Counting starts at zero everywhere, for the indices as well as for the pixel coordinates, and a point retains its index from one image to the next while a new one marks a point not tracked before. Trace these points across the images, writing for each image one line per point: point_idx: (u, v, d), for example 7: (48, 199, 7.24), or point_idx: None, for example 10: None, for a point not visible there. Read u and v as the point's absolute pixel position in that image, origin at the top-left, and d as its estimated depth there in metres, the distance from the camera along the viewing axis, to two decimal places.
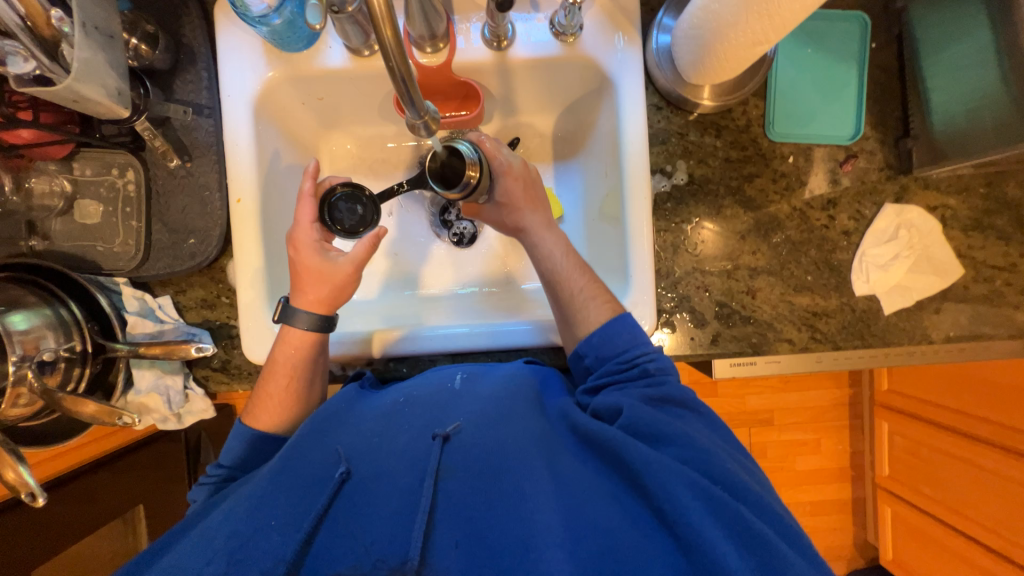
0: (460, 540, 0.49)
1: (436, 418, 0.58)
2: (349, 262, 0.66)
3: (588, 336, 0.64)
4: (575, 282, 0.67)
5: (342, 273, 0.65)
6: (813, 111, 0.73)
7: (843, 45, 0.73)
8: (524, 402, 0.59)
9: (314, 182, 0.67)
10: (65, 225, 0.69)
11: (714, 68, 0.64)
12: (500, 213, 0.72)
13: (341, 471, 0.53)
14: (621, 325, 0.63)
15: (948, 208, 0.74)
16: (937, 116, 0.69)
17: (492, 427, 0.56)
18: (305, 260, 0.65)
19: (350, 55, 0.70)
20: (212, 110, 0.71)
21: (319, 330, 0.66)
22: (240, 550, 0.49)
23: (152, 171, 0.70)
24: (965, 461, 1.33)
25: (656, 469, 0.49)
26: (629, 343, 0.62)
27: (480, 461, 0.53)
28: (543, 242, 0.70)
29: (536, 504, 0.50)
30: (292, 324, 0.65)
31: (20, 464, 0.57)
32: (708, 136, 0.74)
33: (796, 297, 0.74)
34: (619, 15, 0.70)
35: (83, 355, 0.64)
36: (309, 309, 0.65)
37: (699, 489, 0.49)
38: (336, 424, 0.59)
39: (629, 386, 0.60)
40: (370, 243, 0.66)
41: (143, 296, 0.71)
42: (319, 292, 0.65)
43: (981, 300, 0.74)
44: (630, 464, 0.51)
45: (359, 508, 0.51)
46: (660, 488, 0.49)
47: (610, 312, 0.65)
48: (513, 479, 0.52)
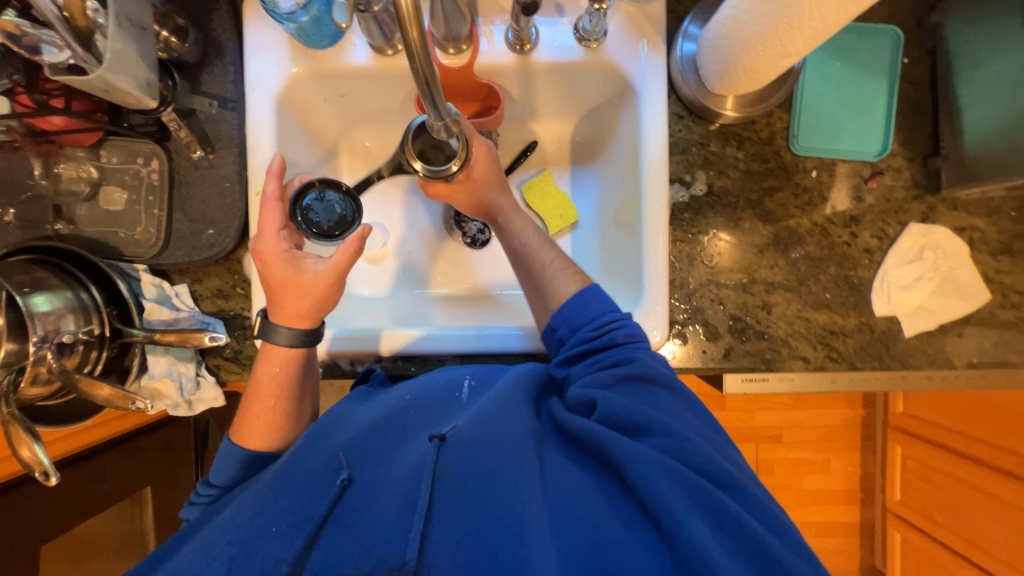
0: (456, 542, 0.48)
1: (435, 423, 0.58)
2: (325, 270, 0.61)
3: (559, 308, 0.64)
4: (545, 256, 0.68)
5: (317, 283, 0.61)
6: (839, 125, 0.72)
7: (872, 59, 0.72)
8: (519, 399, 0.58)
9: (278, 183, 0.64)
10: (90, 211, 0.71)
11: (739, 78, 0.63)
12: (473, 193, 0.70)
13: (341, 479, 0.53)
14: (590, 295, 0.63)
15: (977, 230, 0.72)
16: (969, 136, 0.67)
17: (488, 423, 0.55)
18: (276, 273, 0.61)
19: (373, 53, 0.70)
20: (236, 103, 0.72)
21: (303, 343, 0.64)
22: (241, 552, 0.49)
23: (176, 161, 0.72)
24: (983, 492, 1.28)
25: (635, 460, 0.49)
26: (600, 312, 0.62)
27: (474, 461, 0.52)
28: (516, 224, 0.71)
29: (526, 498, 0.49)
30: (274, 341, 0.63)
31: (36, 443, 0.58)
32: (729, 147, 0.73)
33: (814, 315, 0.72)
34: (644, 22, 0.70)
35: (101, 338, 0.66)
36: (290, 323, 0.63)
37: (676, 474, 0.49)
38: (334, 429, 0.59)
39: (598, 358, 0.60)
40: (348, 252, 0.61)
41: (161, 283, 0.72)
42: (296, 306, 0.62)
43: (1007, 327, 0.71)
44: (611, 456, 0.51)
45: (359, 514, 0.51)
46: (639, 479, 0.49)
47: (580, 284, 0.66)
48: (506, 476, 0.51)
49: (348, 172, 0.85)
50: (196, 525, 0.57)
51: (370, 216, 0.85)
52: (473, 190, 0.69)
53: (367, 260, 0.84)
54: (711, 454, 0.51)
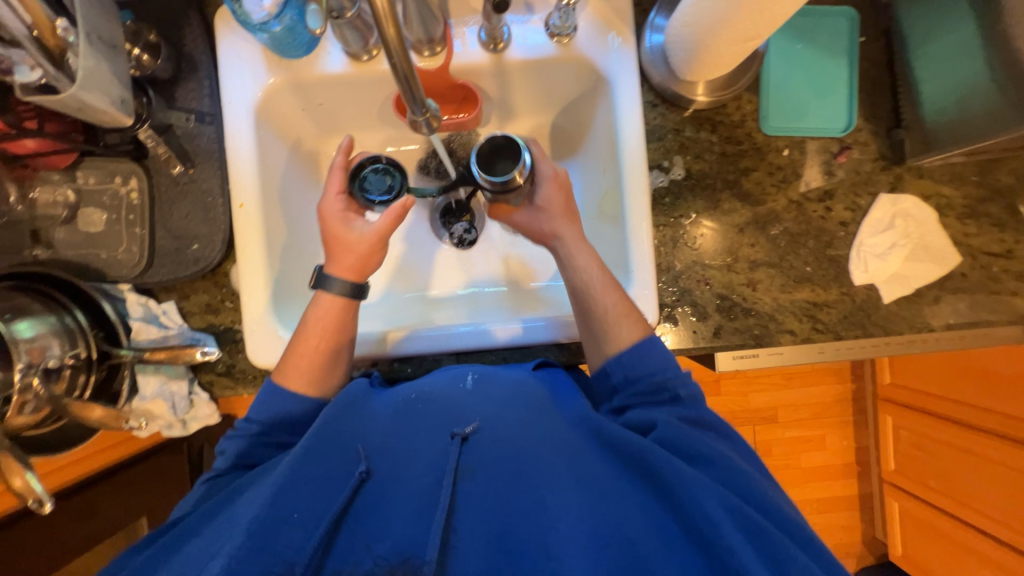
0: (480, 545, 0.49)
1: (457, 416, 0.57)
2: (372, 231, 0.66)
3: (618, 354, 0.63)
4: (608, 297, 0.65)
5: (364, 241, 0.66)
6: (805, 105, 0.74)
7: (830, 40, 0.75)
8: (547, 410, 0.59)
9: (345, 157, 0.70)
10: (68, 234, 0.70)
11: (707, 64, 0.65)
12: (536, 218, 0.72)
13: (361, 471, 0.52)
14: (652, 345, 0.63)
15: (943, 197, 0.75)
16: (927, 107, 0.70)
17: (520, 428, 0.56)
18: (334, 231, 0.67)
19: (349, 60, 0.71)
20: (213, 117, 0.72)
21: (352, 296, 0.67)
22: (260, 543, 0.46)
23: (155, 179, 0.71)
24: (974, 454, 1.32)
25: (691, 484, 0.49)
26: (661, 366, 0.61)
27: (500, 461, 0.53)
28: (576, 255, 0.68)
29: (556, 513, 0.49)
30: (326, 289, 0.66)
31: (28, 471, 0.57)
32: (703, 132, 0.75)
33: (796, 290, 0.74)
34: (612, 15, 0.72)
35: (88, 362, 0.65)
36: (341, 276, 0.67)
37: (738, 512, 0.48)
38: (357, 423, 0.56)
39: (658, 408, 0.59)
40: (392, 215, 0.66)
41: (147, 301, 0.72)
42: (347, 260, 0.67)
43: (979, 287, 0.74)
44: (664, 478, 0.51)
45: (379, 510, 0.51)
46: (693, 504, 0.48)
47: (640, 331, 0.64)
48: (536, 483, 0.52)
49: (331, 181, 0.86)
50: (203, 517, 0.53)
51: None
52: (536, 217, 0.71)
53: None
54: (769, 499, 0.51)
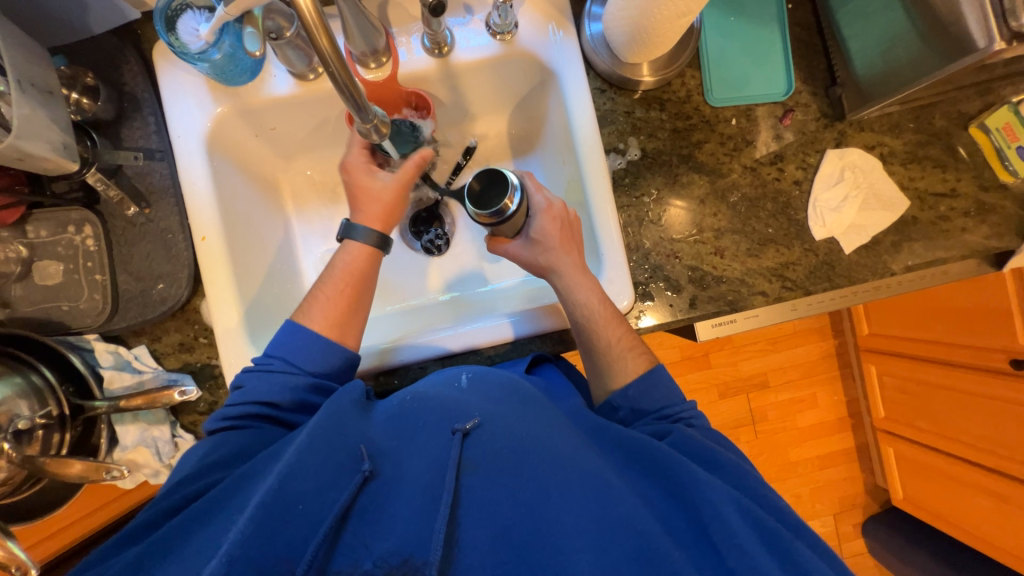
0: (486, 540, 0.48)
1: (457, 410, 0.55)
2: (394, 181, 0.69)
3: (624, 388, 0.65)
4: (612, 332, 0.67)
5: (389, 189, 0.69)
6: (746, 74, 0.77)
7: (761, 9, 0.77)
8: (552, 411, 0.59)
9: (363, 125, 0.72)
10: (25, 290, 0.67)
11: (646, 45, 0.67)
12: (534, 251, 0.70)
13: (365, 470, 0.51)
14: (657, 376, 0.65)
15: (886, 146, 0.78)
16: (858, 62, 0.73)
17: (524, 421, 0.55)
18: (359, 181, 0.69)
19: (296, 80, 0.71)
20: (164, 153, 0.71)
21: (379, 245, 0.70)
22: (265, 529, 0.44)
23: (110, 223, 0.69)
24: (955, 390, 1.38)
25: (703, 484, 0.51)
26: (666, 399, 0.64)
27: (504, 454, 0.51)
28: (577, 286, 0.68)
29: (561, 506, 0.48)
30: (352, 237, 0.69)
31: (8, 539, 0.56)
32: (653, 111, 0.77)
33: (763, 252, 0.77)
34: (550, 8, 0.73)
35: (61, 419, 0.63)
36: (368, 225, 0.69)
37: (749, 513, 0.50)
38: (357, 428, 0.55)
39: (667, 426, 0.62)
40: (411, 167, 0.70)
41: (116, 348, 0.70)
42: (374, 209, 0.69)
43: (930, 227, 0.78)
44: (677, 478, 0.52)
45: (384, 511, 0.49)
46: (705, 503, 0.50)
47: (646, 363, 0.67)
48: (542, 478, 0.50)
49: (294, 204, 0.85)
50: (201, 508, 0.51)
51: (325, 243, 0.85)
52: (536, 253, 0.70)
53: None
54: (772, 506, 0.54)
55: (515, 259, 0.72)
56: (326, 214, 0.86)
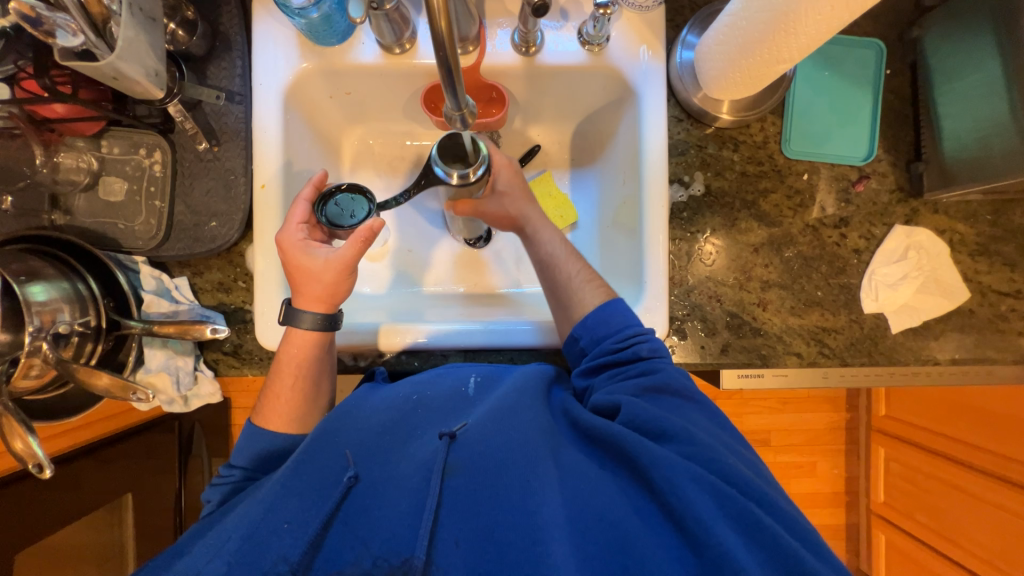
0: (463, 538, 0.45)
1: (446, 421, 0.55)
2: (335, 260, 0.61)
3: (583, 318, 0.62)
4: (570, 267, 0.67)
5: (328, 270, 0.61)
6: (828, 131, 0.75)
7: (857, 70, 0.75)
8: (532, 396, 0.55)
9: (315, 188, 0.65)
10: (88, 201, 0.70)
11: (735, 82, 0.66)
12: (501, 203, 0.70)
13: (349, 478, 0.49)
14: (613, 308, 0.61)
15: (957, 233, 0.76)
16: (948, 142, 0.70)
17: (500, 421, 0.52)
18: (294, 260, 0.62)
19: (382, 52, 0.72)
20: (243, 97, 0.72)
21: (324, 329, 0.64)
22: (252, 548, 0.45)
23: (179, 154, 0.71)
24: (963, 491, 1.33)
25: (662, 464, 0.47)
26: (624, 324, 0.60)
27: (484, 456, 0.50)
28: (541, 233, 0.70)
29: (538, 498, 0.46)
30: (296, 325, 0.63)
31: (29, 435, 0.58)
32: (726, 150, 0.76)
33: (806, 313, 0.75)
34: (645, 28, 0.73)
35: (97, 330, 0.65)
36: (311, 308, 0.63)
37: (704, 483, 0.46)
38: (344, 420, 0.54)
39: (623, 371, 0.58)
40: (357, 243, 0.60)
41: (160, 275, 0.71)
42: (313, 290, 0.62)
43: (985, 324, 0.75)
44: (635, 458, 0.48)
45: (369, 513, 0.48)
46: (666, 484, 0.46)
47: (605, 295, 0.64)
48: (519, 473, 0.48)
49: (349, 170, 0.87)
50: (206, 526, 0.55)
51: None
52: (498, 202, 0.70)
53: (368, 257, 0.84)
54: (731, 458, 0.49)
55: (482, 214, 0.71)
56: (379, 184, 0.88)
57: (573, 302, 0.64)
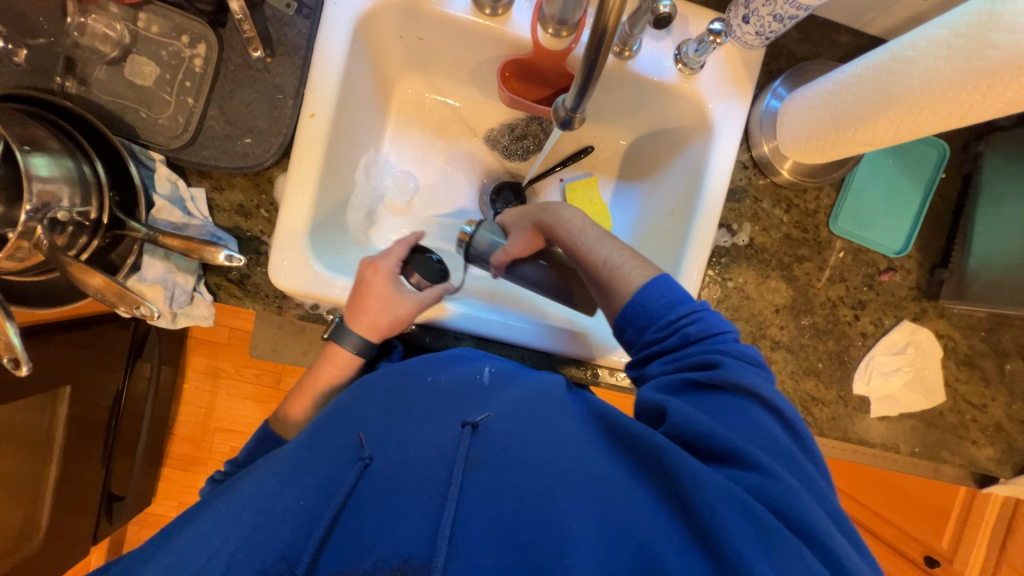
0: (483, 536, 0.43)
1: (466, 409, 0.54)
2: (412, 298, 0.66)
3: (622, 308, 0.60)
4: (601, 251, 0.63)
5: (403, 306, 0.65)
6: (874, 217, 0.77)
7: (918, 166, 0.78)
8: (554, 403, 0.55)
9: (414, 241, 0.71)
10: (109, 76, 0.62)
11: (814, 146, 0.65)
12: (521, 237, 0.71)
13: (364, 457, 0.49)
14: (654, 287, 0.58)
15: (951, 340, 0.81)
16: (975, 258, 0.74)
17: (522, 420, 0.52)
18: (374, 285, 0.65)
19: (472, 7, 0.67)
20: (312, 12, 0.66)
21: (364, 354, 0.67)
22: (258, 532, 0.43)
23: (226, 53, 0.64)
24: None
25: (702, 484, 0.44)
26: (666, 307, 0.57)
27: (509, 456, 0.48)
28: (560, 212, 0.67)
29: (565, 508, 0.44)
30: (341, 343, 0.66)
31: (8, 322, 0.56)
32: (778, 209, 0.76)
33: (803, 380, 0.78)
34: (740, 67, 0.71)
35: (95, 224, 0.59)
36: (362, 333, 0.66)
37: (749, 510, 0.42)
38: (357, 406, 0.56)
39: (676, 360, 0.55)
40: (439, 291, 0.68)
41: (177, 180, 0.65)
42: (376, 317, 0.65)
43: (949, 427, 0.82)
44: (672, 474, 0.46)
45: (385, 499, 0.46)
46: (703, 507, 0.43)
47: (646, 276, 0.60)
48: (543, 477, 0.46)
49: (397, 118, 0.82)
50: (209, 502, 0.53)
51: (406, 170, 0.83)
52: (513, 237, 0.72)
53: (389, 210, 0.82)
54: (790, 481, 0.45)
55: (513, 254, 0.69)
56: (423, 142, 0.83)
57: (615, 285, 0.61)
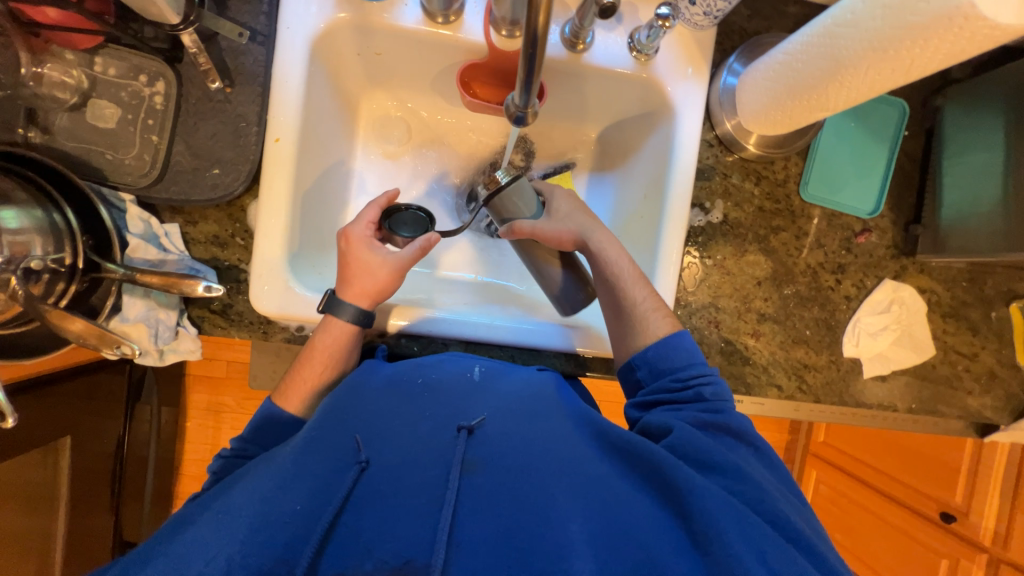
0: (484, 538, 0.44)
1: (461, 409, 0.53)
2: (392, 260, 0.63)
3: (644, 349, 0.63)
4: (638, 292, 0.65)
5: (385, 268, 0.63)
6: (844, 180, 0.78)
7: (880, 127, 0.79)
8: (554, 407, 0.56)
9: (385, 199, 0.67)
10: (72, 123, 0.62)
11: (775, 118, 0.66)
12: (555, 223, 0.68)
13: (362, 460, 0.49)
14: (679, 341, 0.62)
15: (934, 294, 0.81)
16: (947, 210, 0.75)
17: (521, 422, 0.53)
18: (357, 254, 0.63)
19: (424, 18, 0.68)
20: (266, 38, 0.66)
21: (361, 323, 0.63)
22: (258, 529, 0.43)
23: (185, 88, 0.65)
24: (883, 519, 1.47)
25: (700, 492, 0.46)
26: (687, 362, 0.61)
27: (508, 457, 0.49)
28: (608, 248, 0.68)
29: (567, 512, 0.45)
30: (337, 315, 0.62)
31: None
32: (747, 183, 0.77)
33: (793, 349, 0.79)
34: (693, 47, 0.72)
35: (71, 270, 0.58)
36: (354, 300, 0.63)
37: (744, 520, 0.46)
38: (351, 407, 0.54)
39: (683, 408, 0.58)
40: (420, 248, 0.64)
41: (149, 219, 0.65)
42: (363, 284, 0.63)
43: (942, 380, 0.82)
44: (672, 481, 0.48)
45: (383, 501, 0.46)
46: (702, 513, 0.45)
47: (670, 326, 0.64)
48: (543, 481, 0.48)
49: (364, 135, 0.83)
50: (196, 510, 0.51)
51: (379, 185, 0.83)
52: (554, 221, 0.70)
53: None
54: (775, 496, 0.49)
55: (540, 238, 0.67)
56: (392, 154, 0.84)
57: (636, 331, 0.64)
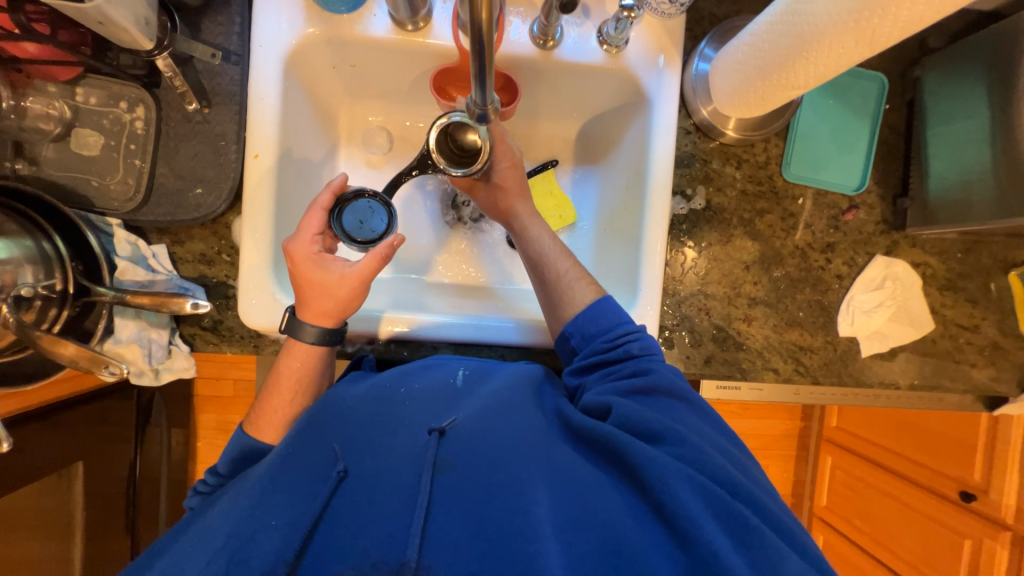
0: (457, 535, 0.44)
1: (433, 415, 0.54)
2: (349, 272, 0.61)
3: (573, 317, 0.63)
4: (561, 264, 0.68)
5: (342, 283, 0.61)
6: (827, 158, 0.78)
7: (860, 101, 0.78)
8: (517, 397, 0.55)
9: (331, 194, 0.64)
10: (58, 153, 0.64)
11: (748, 101, 0.66)
12: (492, 195, 0.73)
13: (339, 471, 0.49)
14: (604, 305, 0.63)
15: (929, 267, 0.80)
16: (933, 182, 0.74)
17: (486, 419, 0.52)
18: (306, 273, 0.60)
19: (394, 26, 0.69)
20: (240, 58, 0.68)
21: (328, 343, 0.63)
22: (240, 548, 0.44)
23: (165, 111, 0.66)
24: (904, 502, 1.43)
25: (656, 463, 0.47)
26: (614, 323, 0.61)
27: (475, 453, 0.49)
28: (531, 225, 0.71)
29: (532, 496, 0.46)
30: (298, 337, 0.62)
31: None
32: (729, 167, 0.77)
33: (786, 331, 0.78)
34: (664, 35, 0.72)
35: (63, 295, 0.60)
36: (316, 321, 0.62)
37: (695, 483, 0.47)
38: (323, 419, 0.54)
39: (616, 368, 0.58)
40: (376, 256, 0.61)
41: (136, 241, 0.67)
42: (323, 304, 0.61)
43: (944, 354, 0.80)
44: (629, 458, 0.49)
45: (359, 508, 0.47)
46: (659, 483, 0.46)
47: (594, 293, 0.65)
48: (508, 470, 0.48)
49: (346, 146, 0.84)
50: (187, 522, 0.53)
51: None
52: (492, 194, 0.73)
53: None
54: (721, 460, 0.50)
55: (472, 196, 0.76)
56: (374, 163, 0.85)
57: (563, 303, 0.65)
